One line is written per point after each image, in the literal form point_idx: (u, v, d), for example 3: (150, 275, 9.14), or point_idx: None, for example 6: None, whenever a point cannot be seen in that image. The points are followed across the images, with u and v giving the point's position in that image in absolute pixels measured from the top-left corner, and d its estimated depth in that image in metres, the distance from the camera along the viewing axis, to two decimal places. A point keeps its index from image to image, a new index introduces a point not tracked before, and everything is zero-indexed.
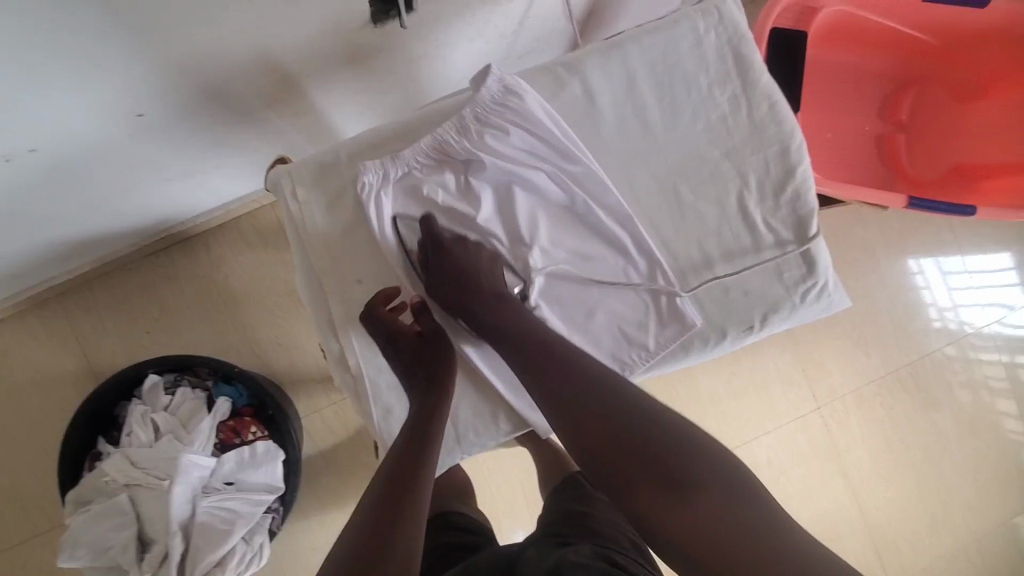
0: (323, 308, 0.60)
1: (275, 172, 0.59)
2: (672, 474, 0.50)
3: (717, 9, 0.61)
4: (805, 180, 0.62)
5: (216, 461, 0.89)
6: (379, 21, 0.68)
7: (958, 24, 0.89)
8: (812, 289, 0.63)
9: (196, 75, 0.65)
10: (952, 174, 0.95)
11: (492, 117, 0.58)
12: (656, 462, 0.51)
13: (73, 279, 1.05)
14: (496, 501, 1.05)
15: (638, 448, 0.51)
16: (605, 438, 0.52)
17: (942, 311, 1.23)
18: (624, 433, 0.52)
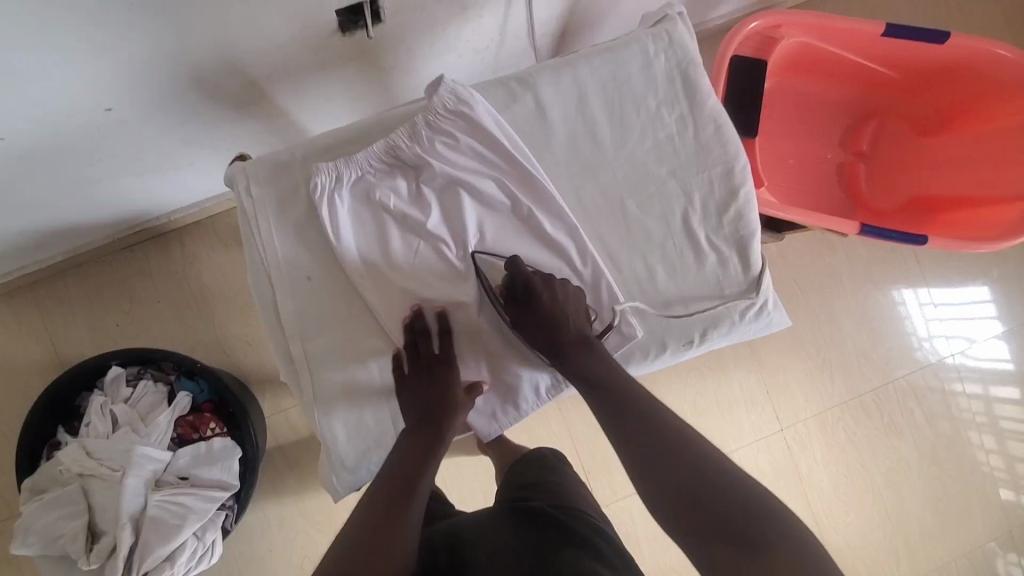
0: (269, 304, 0.61)
1: (233, 169, 0.62)
2: (694, 471, 0.51)
3: (668, 33, 0.64)
4: (748, 202, 0.65)
5: (171, 455, 0.89)
6: (347, 30, 0.70)
7: (919, 58, 0.89)
8: (751, 306, 0.65)
9: (164, 75, 0.67)
10: (910, 204, 0.97)
11: (446, 124, 0.60)
12: (682, 457, 0.52)
13: (46, 269, 1.06)
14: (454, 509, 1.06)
15: (666, 445, 0.53)
16: (639, 436, 0.55)
17: (923, 341, 1.25)
18: (652, 434, 0.54)
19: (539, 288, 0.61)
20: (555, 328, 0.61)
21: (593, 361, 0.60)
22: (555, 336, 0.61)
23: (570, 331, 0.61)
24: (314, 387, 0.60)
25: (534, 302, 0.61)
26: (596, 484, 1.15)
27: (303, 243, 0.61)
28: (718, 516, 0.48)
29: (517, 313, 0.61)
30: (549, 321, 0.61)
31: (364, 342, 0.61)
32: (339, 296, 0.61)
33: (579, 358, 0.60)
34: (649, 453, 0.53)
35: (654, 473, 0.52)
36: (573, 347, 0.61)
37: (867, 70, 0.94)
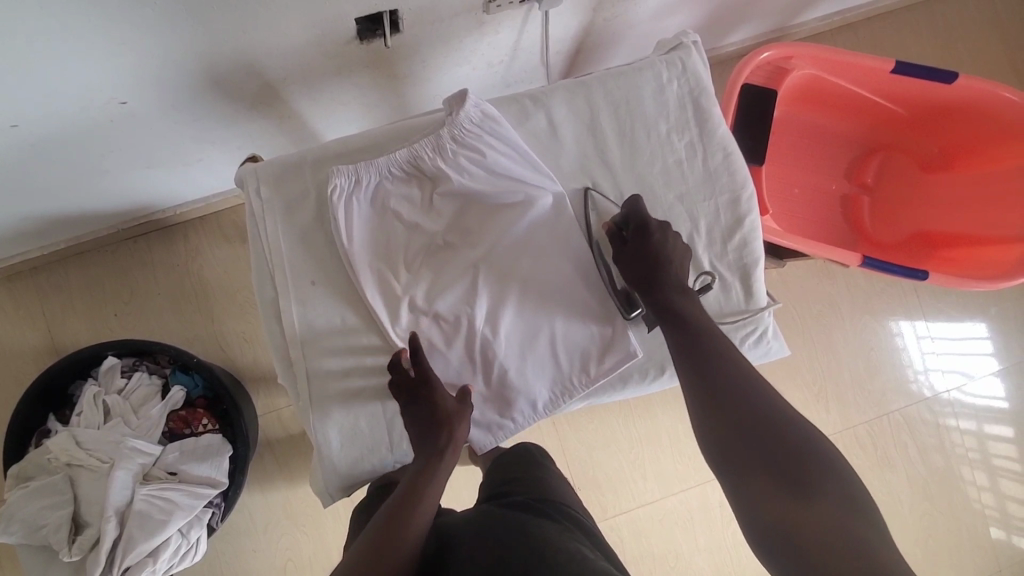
0: (272, 305, 0.61)
1: (244, 169, 0.62)
2: (751, 406, 0.53)
3: (682, 60, 0.65)
4: (752, 230, 0.65)
5: (161, 449, 0.89)
6: (365, 38, 0.71)
7: (928, 97, 0.91)
8: (751, 334, 0.65)
9: (180, 72, 0.68)
10: (913, 239, 0.97)
11: (472, 140, 0.59)
12: (743, 392, 0.54)
13: (48, 256, 1.06)
14: None
15: (729, 377, 0.55)
16: (703, 363, 0.57)
17: (918, 374, 1.26)
18: (718, 361, 0.56)
19: (651, 231, 0.62)
20: (657, 271, 0.61)
21: (687, 305, 0.60)
22: (655, 271, 0.61)
23: (672, 277, 0.61)
24: (310, 391, 0.60)
25: (640, 241, 0.61)
26: (586, 500, 1.15)
27: (309, 246, 0.61)
28: (771, 450, 0.50)
29: (625, 252, 0.62)
30: (654, 263, 0.61)
31: (363, 349, 0.61)
32: (341, 302, 0.61)
33: (677, 297, 0.60)
34: (712, 378, 0.56)
35: (714, 399, 0.55)
36: (672, 290, 0.61)
37: (876, 105, 0.95)
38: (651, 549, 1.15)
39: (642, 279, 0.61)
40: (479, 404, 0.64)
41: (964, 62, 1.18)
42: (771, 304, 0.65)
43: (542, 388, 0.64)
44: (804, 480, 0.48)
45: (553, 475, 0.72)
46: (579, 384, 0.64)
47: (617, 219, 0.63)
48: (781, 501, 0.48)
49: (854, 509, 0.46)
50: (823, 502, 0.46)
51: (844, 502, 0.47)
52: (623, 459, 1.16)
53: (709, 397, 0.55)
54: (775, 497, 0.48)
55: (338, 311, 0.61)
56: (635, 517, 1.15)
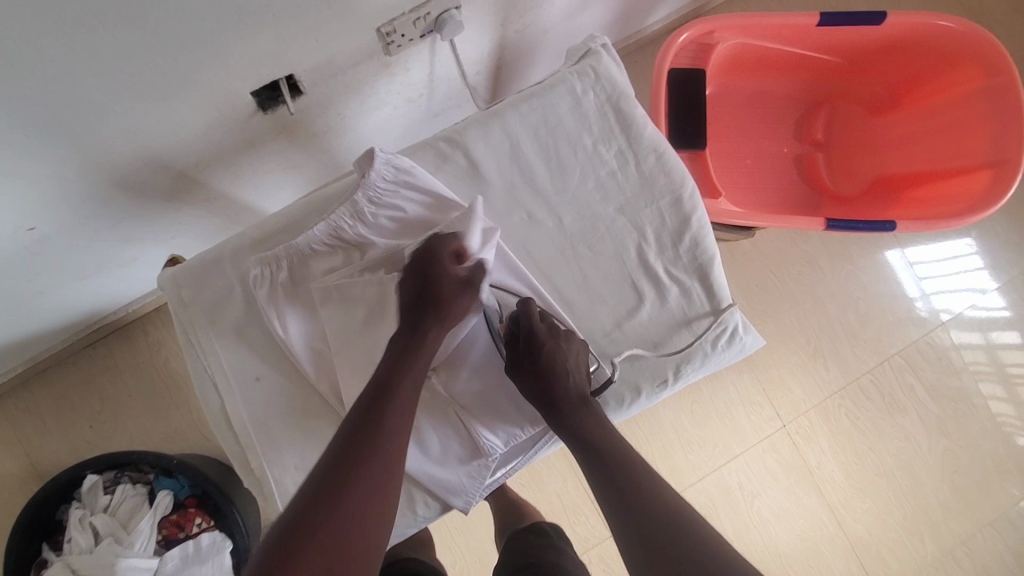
0: (219, 411, 0.58)
1: (162, 277, 0.58)
2: (680, 538, 0.45)
3: (593, 68, 0.62)
4: (701, 227, 0.63)
5: (158, 560, 0.86)
6: (268, 108, 0.68)
7: (860, 42, 0.88)
8: (721, 335, 0.63)
9: (80, 185, 0.65)
10: (875, 186, 0.94)
11: (388, 197, 0.57)
12: (660, 516, 0.47)
13: (8, 381, 1.03)
14: (466, 565, 1.02)
15: (645, 503, 0.49)
16: (612, 487, 0.51)
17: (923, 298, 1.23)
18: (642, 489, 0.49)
19: (540, 341, 0.58)
20: (555, 380, 0.57)
21: (587, 418, 0.56)
22: (551, 384, 0.57)
23: (570, 385, 0.57)
24: (278, 493, 0.57)
25: (530, 351, 0.58)
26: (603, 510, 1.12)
27: (246, 341, 0.58)
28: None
29: (518, 361, 0.58)
30: (549, 372, 0.57)
31: (324, 437, 0.58)
32: (292, 393, 0.58)
33: (577, 411, 0.56)
34: (625, 501, 0.49)
35: (630, 532, 0.47)
36: (572, 403, 0.57)
37: (810, 59, 0.92)
38: None
39: (538, 391, 0.57)
40: (458, 467, 0.60)
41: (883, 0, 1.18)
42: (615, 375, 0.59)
43: (519, 433, 0.62)
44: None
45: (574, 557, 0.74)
46: None
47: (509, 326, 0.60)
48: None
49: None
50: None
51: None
52: None
53: (625, 530, 0.48)
54: None
55: (290, 402, 0.58)
56: None
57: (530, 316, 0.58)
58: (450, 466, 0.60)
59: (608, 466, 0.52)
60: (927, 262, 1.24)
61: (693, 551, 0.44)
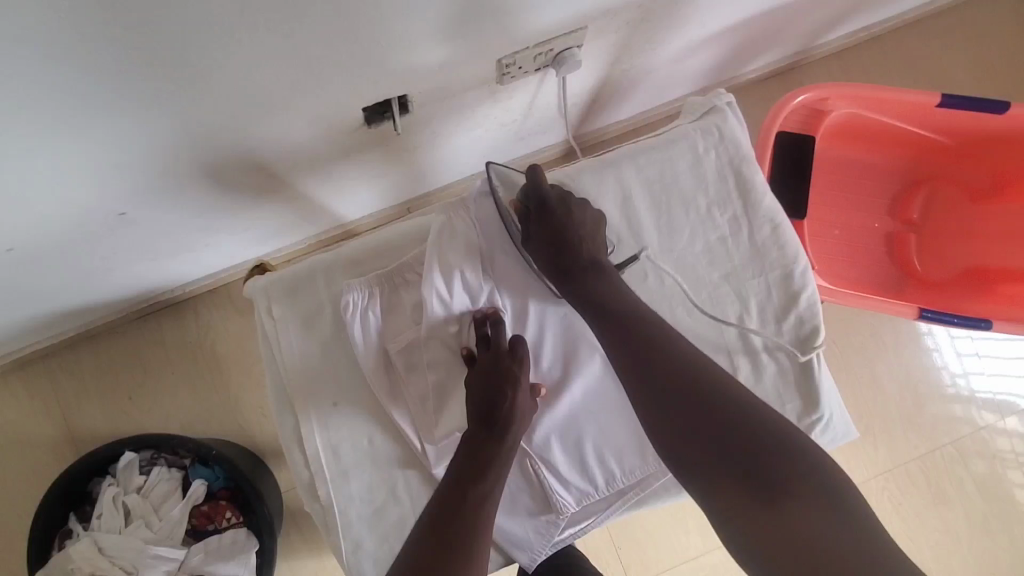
0: (293, 429, 0.57)
1: (253, 286, 0.57)
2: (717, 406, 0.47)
3: (718, 128, 0.61)
4: (810, 310, 0.60)
5: (186, 551, 0.85)
6: (373, 122, 0.66)
7: (974, 126, 0.85)
8: (815, 425, 0.60)
9: (177, 177, 0.63)
10: (965, 276, 0.91)
11: (477, 228, 0.58)
12: (697, 391, 0.48)
13: (59, 341, 1.03)
14: None
15: (675, 380, 0.49)
16: (641, 367, 0.50)
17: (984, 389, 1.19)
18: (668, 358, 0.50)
19: (552, 206, 0.56)
20: (571, 247, 0.55)
21: (603, 286, 0.55)
22: (565, 254, 0.55)
23: (582, 252, 0.55)
24: (340, 524, 0.56)
25: (543, 219, 0.55)
26: (626, 561, 1.08)
27: (330, 361, 0.57)
28: (741, 458, 0.45)
29: (527, 231, 0.56)
30: (563, 240, 0.55)
31: (394, 471, 0.57)
32: (369, 421, 0.57)
33: (594, 281, 0.55)
34: (658, 383, 0.49)
35: (664, 411, 0.48)
36: (582, 271, 0.55)
37: (916, 134, 0.88)
38: None
39: (549, 259, 0.55)
40: (526, 520, 0.58)
41: (986, 80, 1.14)
42: (643, 252, 0.59)
43: (593, 493, 0.59)
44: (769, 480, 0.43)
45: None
46: (628, 485, 0.60)
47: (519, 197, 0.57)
48: (755, 507, 0.43)
49: (831, 498, 0.42)
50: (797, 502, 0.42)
51: (822, 497, 0.42)
52: (666, 517, 1.09)
53: (658, 406, 0.49)
54: (737, 486, 0.44)
55: (363, 429, 0.57)
56: (681, 574, 1.09)
57: (541, 195, 0.55)
58: (518, 518, 0.58)
59: (636, 341, 0.51)
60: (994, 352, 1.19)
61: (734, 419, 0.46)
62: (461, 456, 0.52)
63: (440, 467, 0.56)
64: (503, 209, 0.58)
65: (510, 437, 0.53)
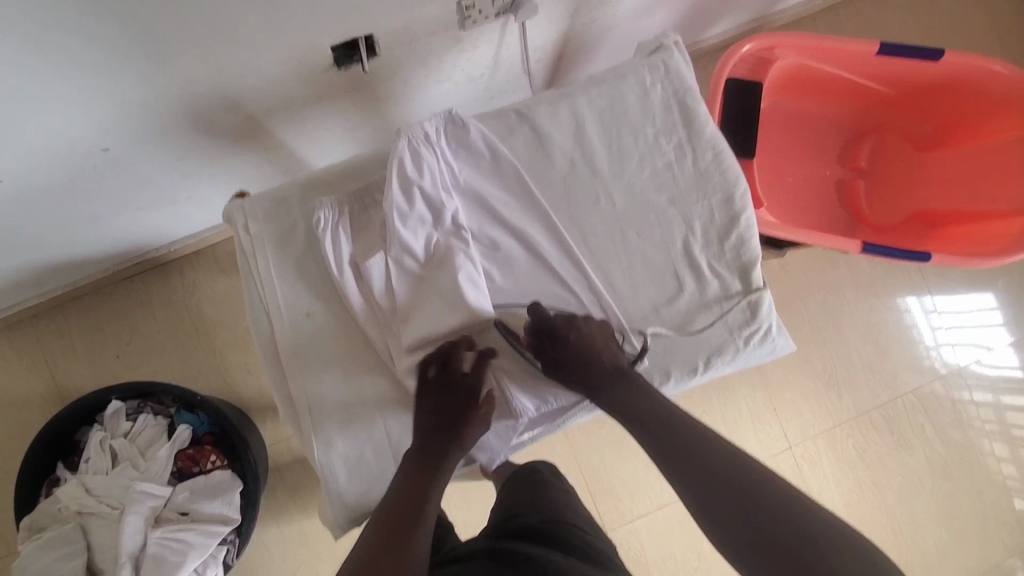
0: (269, 340, 0.61)
1: (231, 206, 0.62)
2: (755, 502, 0.48)
3: (663, 62, 0.65)
4: (748, 227, 0.65)
5: (171, 490, 0.88)
6: (343, 65, 0.71)
7: (912, 76, 0.90)
8: (755, 333, 0.64)
9: (157, 113, 0.67)
10: (912, 220, 0.96)
11: (438, 152, 0.61)
12: (741, 492, 0.49)
13: (47, 301, 1.06)
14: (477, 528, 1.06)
15: (719, 480, 0.50)
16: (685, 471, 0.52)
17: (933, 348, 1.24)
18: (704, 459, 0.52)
19: (562, 331, 0.61)
20: (589, 363, 0.60)
21: (627, 394, 0.59)
22: (585, 367, 0.60)
23: (602, 364, 0.60)
24: (314, 426, 0.60)
25: (557, 348, 0.60)
26: (601, 508, 1.12)
27: (302, 275, 0.61)
28: (795, 558, 0.44)
29: (549, 357, 0.61)
30: (579, 357, 0.60)
31: (364, 378, 0.61)
32: (339, 332, 0.61)
33: (619, 392, 0.59)
34: (701, 484, 0.51)
35: (710, 509, 0.50)
36: (607, 379, 0.60)
37: (860, 86, 0.94)
38: (672, 553, 1.13)
39: (573, 376, 0.61)
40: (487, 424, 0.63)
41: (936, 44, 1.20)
42: (646, 341, 0.62)
43: (551, 401, 0.63)
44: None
45: (567, 493, 0.74)
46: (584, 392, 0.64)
47: (528, 329, 0.61)
48: None
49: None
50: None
51: None
52: (638, 464, 1.13)
53: (706, 503, 0.50)
54: None
55: (333, 340, 0.61)
56: (654, 520, 1.13)
57: (540, 318, 0.61)
58: None
59: (670, 444, 0.55)
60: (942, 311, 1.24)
61: (781, 518, 0.46)
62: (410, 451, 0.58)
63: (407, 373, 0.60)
64: (517, 342, 0.62)
65: (469, 411, 0.59)
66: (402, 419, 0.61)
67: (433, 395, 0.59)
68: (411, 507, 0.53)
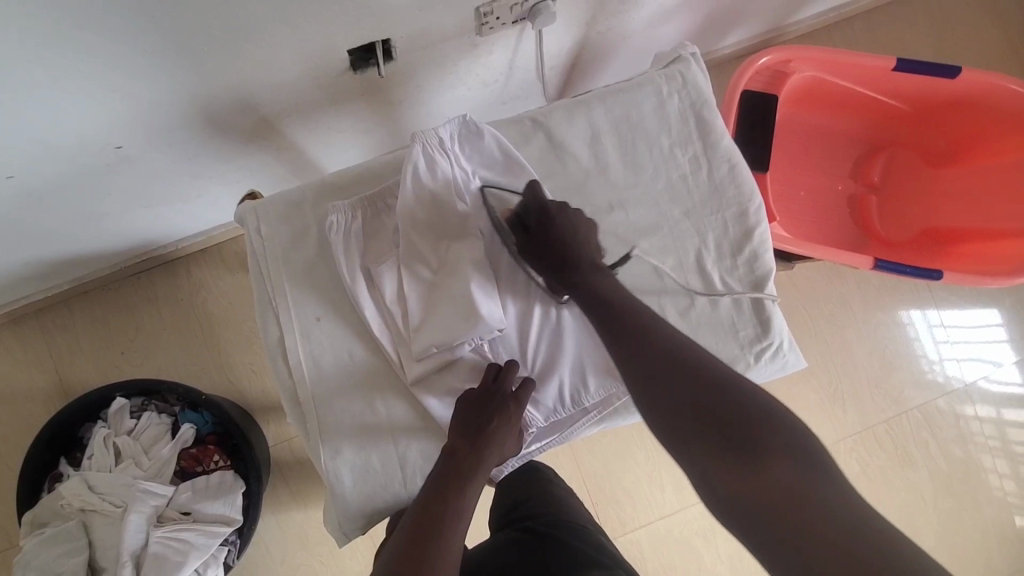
0: (279, 344, 0.60)
1: (244, 208, 0.61)
2: (706, 388, 0.49)
3: (681, 74, 0.65)
4: (763, 243, 0.64)
5: (174, 489, 0.88)
6: (358, 69, 0.71)
7: (927, 92, 0.90)
8: (767, 349, 0.64)
9: (172, 112, 0.67)
10: (923, 236, 0.96)
11: (452, 157, 0.60)
12: (690, 379, 0.50)
13: (53, 296, 1.06)
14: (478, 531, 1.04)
15: (671, 368, 0.51)
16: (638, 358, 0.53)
17: (932, 363, 1.23)
18: (662, 351, 0.53)
19: (551, 216, 0.61)
20: (568, 251, 0.60)
21: (603, 285, 0.59)
22: (567, 255, 0.60)
23: (585, 255, 0.60)
24: (321, 431, 0.60)
25: (543, 231, 0.61)
26: (603, 516, 1.12)
27: (314, 280, 0.61)
28: (736, 437, 0.46)
29: (532, 239, 0.61)
30: (563, 243, 0.60)
31: (373, 384, 0.61)
32: (350, 337, 0.61)
33: (594, 279, 0.59)
34: (654, 370, 0.52)
35: (661, 394, 0.51)
36: (586, 271, 0.60)
37: (874, 101, 0.94)
38: (673, 563, 1.12)
39: (551, 261, 0.61)
40: None
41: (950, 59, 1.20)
42: (634, 249, 0.62)
43: (560, 411, 0.64)
44: (754, 451, 0.44)
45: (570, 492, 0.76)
46: (595, 402, 0.64)
47: (511, 218, 0.62)
48: (739, 474, 0.44)
49: (810, 467, 0.43)
50: (776, 464, 0.43)
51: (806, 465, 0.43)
52: (642, 474, 1.13)
53: (656, 389, 0.51)
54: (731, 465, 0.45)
55: (343, 345, 0.61)
56: (655, 530, 1.12)
57: (538, 198, 0.60)
58: None
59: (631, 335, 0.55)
60: (943, 326, 1.24)
61: (727, 401, 0.48)
62: (444, 461, 0.56)
63: (418, 380, 0.60)
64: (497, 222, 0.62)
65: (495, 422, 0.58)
66: (411, 426, 0.61)
67: (462, 410, 0.58)
68: (436, 516, 0.52)
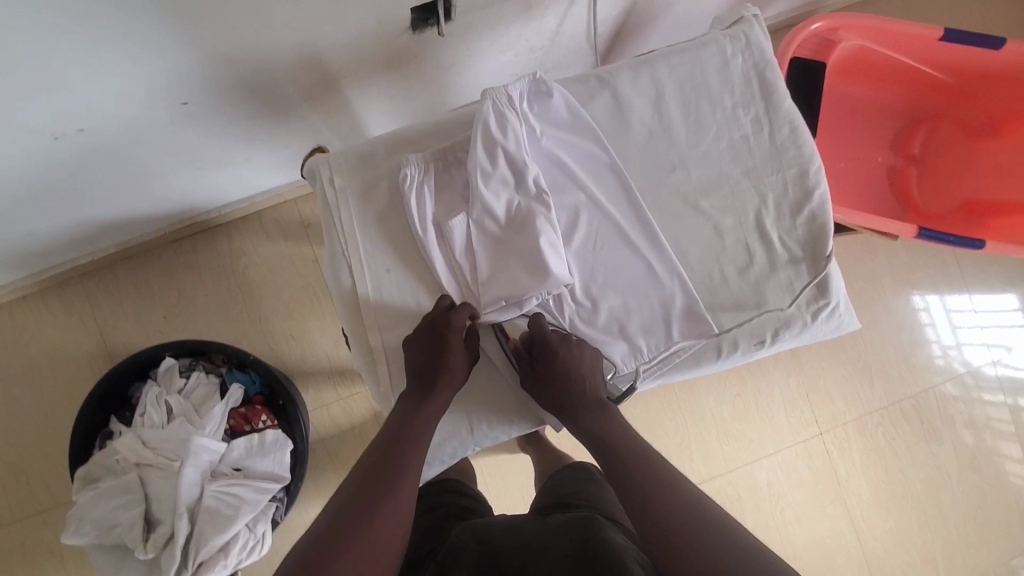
0: (349, 295, 0.62)
1: (314, 161, 0.63)
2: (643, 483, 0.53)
3: (745, 34, 0.66)
4: (823, 203, 0.65)
5: (226, 446, 0.90)
6: (417, 29, 0.71)
7: (972, 63, 0.91)
8: (824, 308, 0.65)
9: (238, 69, 0.67)
10: (962, 209, 0.97)
11: (521, 113, 0.62)
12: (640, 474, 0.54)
13: (98, 260, 1.08)
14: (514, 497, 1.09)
15: (631, 476, 0.54)
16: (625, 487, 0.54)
17: (946, 349, 1.24)
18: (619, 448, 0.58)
19: (554, 345, 0.61)
20: (568, 388, 0.61)
21: (601, 419, 0.61)
22: (568, 389, 0.61)
23: (585, 391, 0.61)
24: (392, 380, 0.62)
25: (545, 360, 0.60)
26: None
27: (384, 233, 0.62)
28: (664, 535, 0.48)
29: (530, 370, 0.61)
30: (564, 378, 0.60)
31: None
32: (418, 289, 0.62)
33: (594, 417, 0.61)
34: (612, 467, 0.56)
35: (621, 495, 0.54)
36: (582, 405, 0.61)
37: (919, 72, 0.94)
38: None
39: (548, 397, 0.61)
40: None
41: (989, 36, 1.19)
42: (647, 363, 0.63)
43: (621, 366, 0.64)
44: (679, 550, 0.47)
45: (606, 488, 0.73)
46: (655, 358, 0.64)
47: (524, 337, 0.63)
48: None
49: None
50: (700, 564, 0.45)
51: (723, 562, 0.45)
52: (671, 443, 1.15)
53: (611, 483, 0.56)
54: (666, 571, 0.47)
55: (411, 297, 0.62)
56: None
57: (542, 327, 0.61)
58: None
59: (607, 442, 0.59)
60: (964, 310, 1.25)
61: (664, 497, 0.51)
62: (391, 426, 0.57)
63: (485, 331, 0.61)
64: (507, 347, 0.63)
65: (439, 383, 0.59)
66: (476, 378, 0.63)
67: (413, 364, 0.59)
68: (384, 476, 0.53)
